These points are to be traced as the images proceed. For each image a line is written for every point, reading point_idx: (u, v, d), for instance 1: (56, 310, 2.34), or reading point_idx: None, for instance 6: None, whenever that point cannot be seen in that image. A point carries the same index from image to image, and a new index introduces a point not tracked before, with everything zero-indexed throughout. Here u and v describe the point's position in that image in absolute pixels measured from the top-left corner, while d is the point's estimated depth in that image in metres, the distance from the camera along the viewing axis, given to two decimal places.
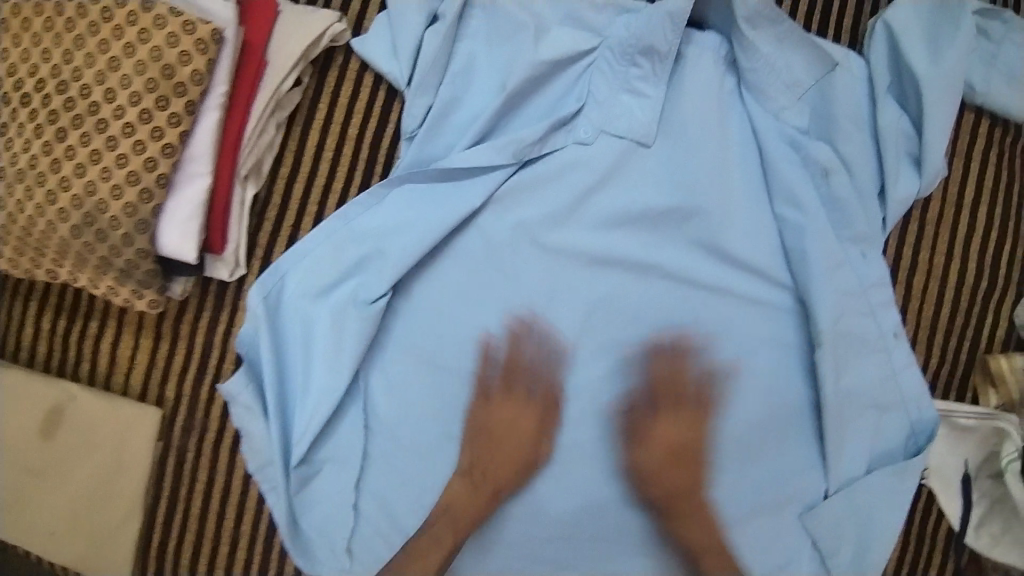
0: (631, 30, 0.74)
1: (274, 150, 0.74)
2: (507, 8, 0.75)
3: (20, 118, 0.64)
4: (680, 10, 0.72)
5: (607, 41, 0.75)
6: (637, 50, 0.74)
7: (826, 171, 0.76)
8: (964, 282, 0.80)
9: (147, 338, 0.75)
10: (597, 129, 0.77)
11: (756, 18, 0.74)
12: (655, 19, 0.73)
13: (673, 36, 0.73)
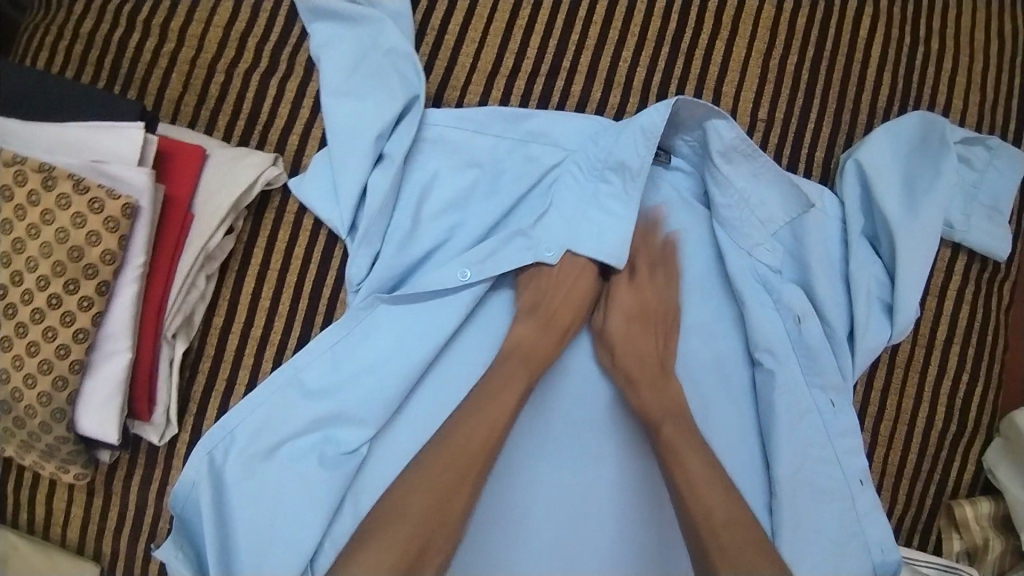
0: (600, 146, 0.69)
1: (207, 300, 0.69)
2: (457, 140, 0.70)
3: None
4: (654, 125, 0.67)
5: (574, 156, 0.70)
6: (608, 165, 0.69)
7: (800, 318, 0.72)
8: (933, 426, 0.78)
9: (81, 492, 0.72)
10: (564, 245, 0.70)
11: (732, 152, 0.71)
12: (631, 138, 0.68)
13: (647, 152, 0.68)
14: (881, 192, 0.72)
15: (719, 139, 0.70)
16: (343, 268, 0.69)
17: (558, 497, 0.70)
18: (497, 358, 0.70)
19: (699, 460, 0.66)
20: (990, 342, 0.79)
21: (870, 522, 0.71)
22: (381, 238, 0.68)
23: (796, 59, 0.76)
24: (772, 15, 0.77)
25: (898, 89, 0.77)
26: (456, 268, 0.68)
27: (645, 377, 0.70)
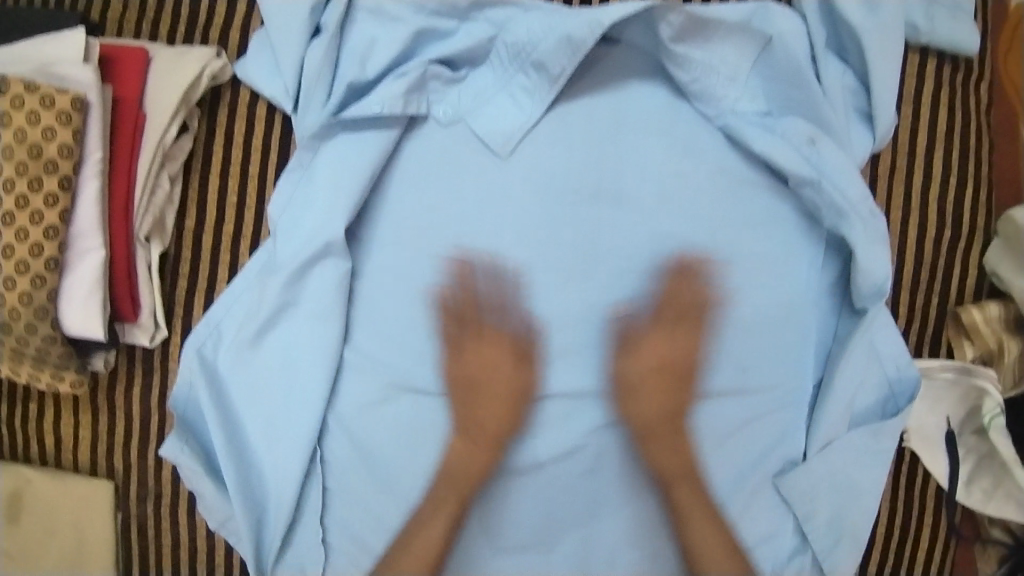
0: (530, 35, 0.68)
1: (175, 203, 0.70)
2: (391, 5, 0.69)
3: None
4: (581, 36, 0.67)
5: (504, 35, 0.69)
6: (529, 61, 0.69)
7: (812, 139, 0.70)
8: (926, 235, 0.76)
9: (86, 414, 0.73)
10: (457, 115, 0.71)
11: (685, 32, 0.69)
12: (553, 41, 0.67)
13: (568, 59, 0.68)
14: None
15: (669, 26, 0.68)
16: (287, 138, 0.71)
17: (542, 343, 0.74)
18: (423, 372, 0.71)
19: (704, 516, 0.77)
20: (974, 144, 0.76)
21: (878, 332, 0.74)
22: (324, 99, 0.68)
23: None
24: None
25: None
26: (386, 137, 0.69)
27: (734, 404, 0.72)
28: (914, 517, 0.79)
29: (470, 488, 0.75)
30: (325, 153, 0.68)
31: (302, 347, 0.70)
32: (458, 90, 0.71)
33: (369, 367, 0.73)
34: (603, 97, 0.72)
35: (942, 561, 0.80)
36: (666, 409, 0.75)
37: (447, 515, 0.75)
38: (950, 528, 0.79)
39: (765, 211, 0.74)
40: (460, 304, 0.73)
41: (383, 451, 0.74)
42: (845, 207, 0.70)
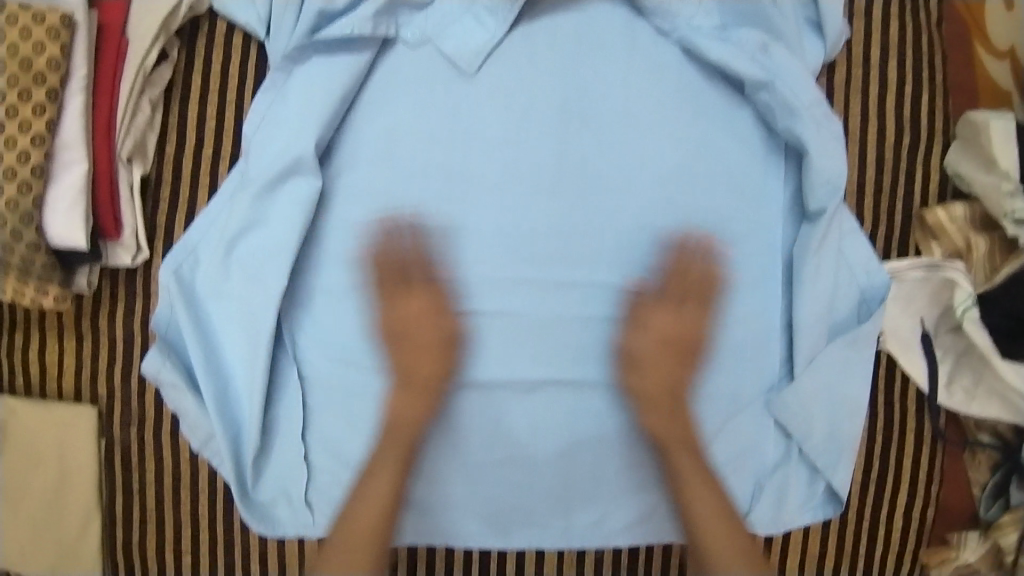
0: None
1: (155, 128, 0.73)
2: None
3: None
4: None
5: None
6: None
7: (765, 45, 0.73)
8: (886, 139, 0.77)
9: (70, 341, 0.75)
10: (425, 36, 0.74)
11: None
12: None
13: None
14: None
15: None
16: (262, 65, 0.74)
17: (512, 256, 0.75)
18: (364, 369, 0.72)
19: (699, 479, 0.73)
20: (929, 52, 0.78)
21: (849, 241, 0.76)
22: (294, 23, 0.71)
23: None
24: None
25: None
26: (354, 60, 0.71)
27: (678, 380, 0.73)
28: (897, 423, 0.78)
29: (378, 509, 0.73)
30: (298, 73, 0.71)
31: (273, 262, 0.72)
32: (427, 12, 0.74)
33: (342, 282, 0.74)
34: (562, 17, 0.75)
35: (933, 464, 0.79)
36: (668, 391, 0.74)
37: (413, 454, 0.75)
38: (935, 435, 0.78)
39: (724, 119, 0.76)
40: (382, 258, 0.74)
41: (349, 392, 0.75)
42: (796, 109, 0.72)
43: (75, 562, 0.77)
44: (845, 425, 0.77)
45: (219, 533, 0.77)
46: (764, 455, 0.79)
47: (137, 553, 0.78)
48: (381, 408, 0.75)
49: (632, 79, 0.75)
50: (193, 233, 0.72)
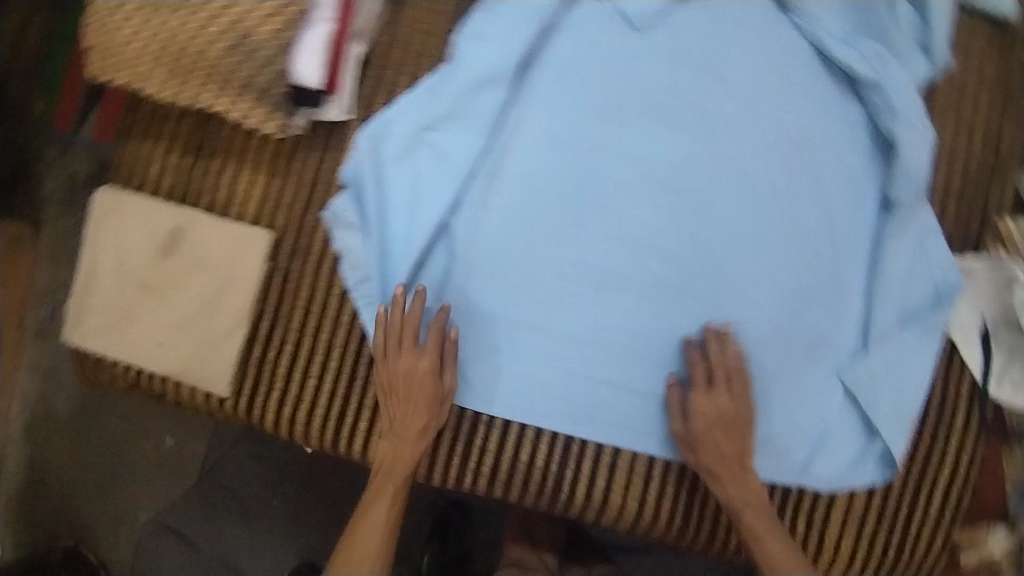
0: None
1: (378, 16, 0.86)
2: None
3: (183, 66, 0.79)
4: None
5: None
6: None
7: (881, 54, 0.83)
8: (973, 159, 0.89)
9: (262, 173, 0.88)
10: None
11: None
12: None
13: None
14: None
15: None
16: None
17: (645, 183, 0.87)
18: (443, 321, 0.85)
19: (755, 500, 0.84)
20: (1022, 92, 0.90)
21: (932, 243, 0.86)
22: None
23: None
24: None
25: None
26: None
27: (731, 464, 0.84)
28: (948, 404, 0.87)
29: (382, 510, 0.86)
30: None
31: (456, 153, 0.86)
32: None
33: (501, 176, 0.86)
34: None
35: (973, 449, 0.87)
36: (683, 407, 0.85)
37: (527, 337, 0.87)
38: (981, 423, 0.87)
39: (839, 108, 0.87)
40: (544, 170, 0.86)
41: (490, 282, 0.87)
42: (899, 111, 0.83)
43: (213, 366, 0.87)
44: (906, 398, 0.85)
45: (347, 367, 0.88)
46: (830, 415, 0.88)
47: (269, 368, 0.88)
48: (509, 294, 0.87)
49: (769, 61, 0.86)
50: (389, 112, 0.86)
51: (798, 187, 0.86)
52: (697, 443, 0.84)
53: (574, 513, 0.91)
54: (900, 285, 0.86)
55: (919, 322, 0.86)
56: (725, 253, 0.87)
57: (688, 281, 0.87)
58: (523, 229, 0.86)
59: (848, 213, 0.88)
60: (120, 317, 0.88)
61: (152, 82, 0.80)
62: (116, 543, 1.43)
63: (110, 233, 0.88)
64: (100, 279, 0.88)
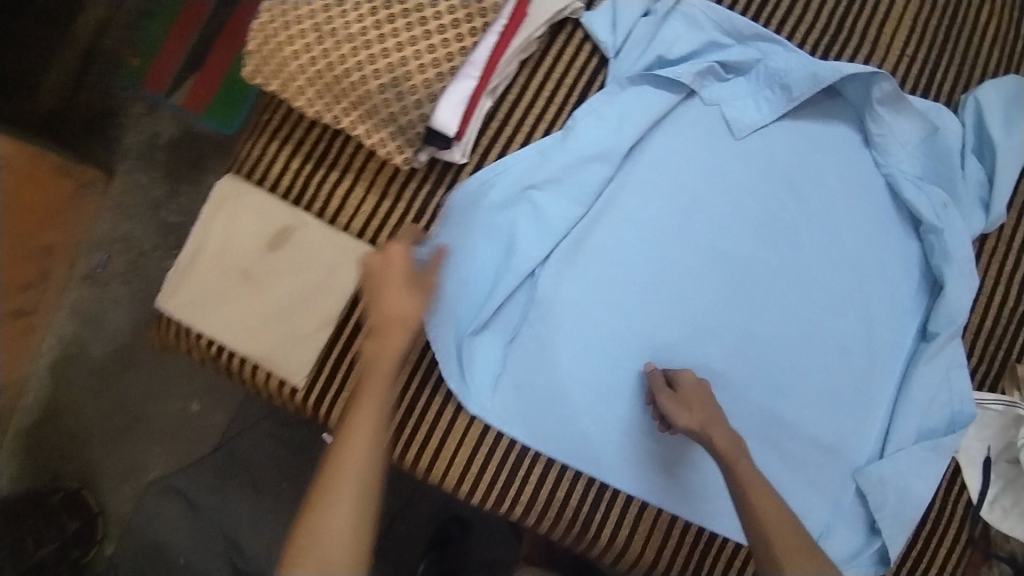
0: (784, 66, 0.98)
1: (509, 79, 0.98)
2: (702, 20, 0.99)
3: (326, 80, 0.87)
4: (825, 76, 0.95)
5: (767, 61, 0.99)
6: (779, 81, 0.98)
7: (945, 203, 0.96)
8: (1004, 306, 1.00)
9: (375, 193, 0.96)
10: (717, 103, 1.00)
11: (888, 99, 0.96)
12: (805, 74, 0.96)
13: (808, 89, 0.96)
14: (991, 118, 0.98)
15: (879, 89, 0.96)
16: (603, 71, 1.01)
17: (713, 270, 0.98)
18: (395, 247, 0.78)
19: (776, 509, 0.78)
20: None
21: (954, 373, 0.96)
22: (634, 57, 0.99)
23: (945, 7, 1.02)
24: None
25: (1011, 52, 1.03)
26: (665, 95, 0.99)
27: (716, 426, 0.83)
28: (944, 519, 0.97)
29: (360, 452, 0.72)
30: (635, 89, 0.98)
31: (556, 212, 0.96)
32: (728, 87, 1.00)
33: (591, 239, 0.97)
34: (812, 123, 1.01)
35: (957, 562, 0.97)
36: (704, 400, 0.85)
37: (585, 387, 0.95)
38: (968, 540, 0.97)
39: (896, 240, 0.99)
40: (632, 242, 0.98)
41: (563, 331, 0.95)
42: (951, 257, 0.95)
43: (293, 359, 0.93)
44: (910, 509, 0.93)
45: (415, 384, 0.94)
46: (839, 507, 0.97)
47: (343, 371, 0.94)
48: (579, 346, 0.96)
49: (840, 184, 1.00)
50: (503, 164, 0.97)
51: (842, 302, 0.98)
52: (702, 426, 0.82)
53: (593, 553, 0.96)
54: (921, 405, 0.96)
55: (931, 442, 0.95)
56: (773, 345, 0.98)
57: (737, 363, 0.97)
58: (603, 291, 0.96)
59: (885, 331, 0.98)
60: (215, 296, 0.94)
61: (303, 96, 0.89)
62: (119, 493, 1.46)
63: (224, 218, 0.95)
64: (205, 258, 0.94)
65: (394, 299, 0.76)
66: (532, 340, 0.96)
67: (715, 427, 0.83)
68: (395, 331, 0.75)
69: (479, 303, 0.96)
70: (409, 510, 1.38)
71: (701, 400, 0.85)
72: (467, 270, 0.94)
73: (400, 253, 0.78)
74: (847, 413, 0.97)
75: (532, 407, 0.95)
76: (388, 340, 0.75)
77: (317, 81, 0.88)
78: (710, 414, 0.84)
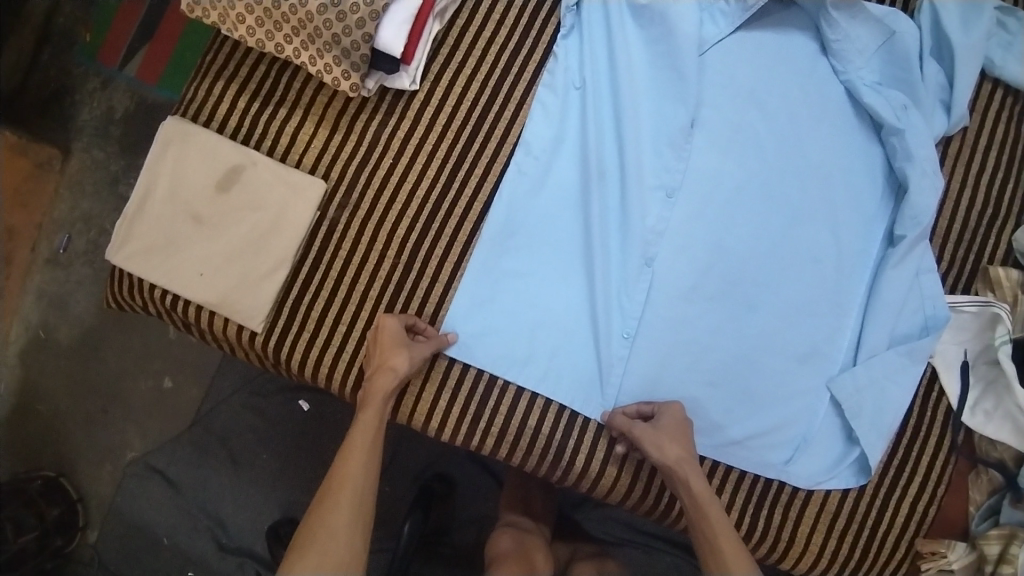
0: None
1: (457, 3, 0.95)
2: None
3: (264, 4, 0.84)
4: None
5: None
6: None
7: (905, 106, 0.95)
8: (973, 208, 0.99)
9: (325, 127, 0.93)
10: (669, 21, 0.94)
11: (843, 2, 0.94)
12: None
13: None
14: (947, 18, 0.97)
15: None
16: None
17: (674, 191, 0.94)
18: (399, 322, 0.88)
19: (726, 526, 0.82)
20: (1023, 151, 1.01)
21: (926, 278, 0.95)
22: None
23: None
24: None
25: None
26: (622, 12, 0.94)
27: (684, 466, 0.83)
28: (924, 426, 0.95)
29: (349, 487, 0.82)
30: (587, 5, 0.95)
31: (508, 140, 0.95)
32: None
33: (552, 164, 0.94)
34: (770, 33, 0.99)
35: (942, 469, 0.95)
36: (672, 431, 0.85)
37: (549, 315, 0.93)
38: (951, 447, 0.95)
39: (860, 148, 0.98)
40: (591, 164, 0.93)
41: (525, 261, 0.93)
42: (913, 157, 0.93)
43: (248, 302, 0.91)
44: (887, 416, 0.92)
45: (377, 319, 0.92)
46: (815, 417, 0.95)
47: (303, 310, 0.92)
48: (545, 276, 0.93)
49: (801, 96, 0.98)
50: (453, 90, 0.95)
51: (808, 213, 0.96)
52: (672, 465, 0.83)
53: (570, 483, 0.94)
54: (892, 312, 0.94)
55: (906, 347, 0.94)
56: (743, 260, 0.95)
57: (705, 280, 0.95)
58: (563, 220, 0.94)
59: (852, 240, 0.96)
60: (164, 242, 0.92)
61: (242, 25, 0.86)
62: (97, 475, 1.42)
63: (170, 161, 0.92)
64: (152, 204, 0.92)
65: (379, 374, 0.85)
66: (496, 272, 0.93)
67: (416, 351, 0.87)
68: (382, 386, 0.84)
69: (439, 236, 0.93)
70: (391, 469, 1.38)
71: (674, 438, 0.84)
72: (426, 200, 0.93)
73: (386, 327, 0.87)
74: (820, 326, 0.95)
75: (497, 340, 0.92)
76: (378, 398, 0.85)
77: (255, 6, 0.84)
78: (419, 344, 0.87)
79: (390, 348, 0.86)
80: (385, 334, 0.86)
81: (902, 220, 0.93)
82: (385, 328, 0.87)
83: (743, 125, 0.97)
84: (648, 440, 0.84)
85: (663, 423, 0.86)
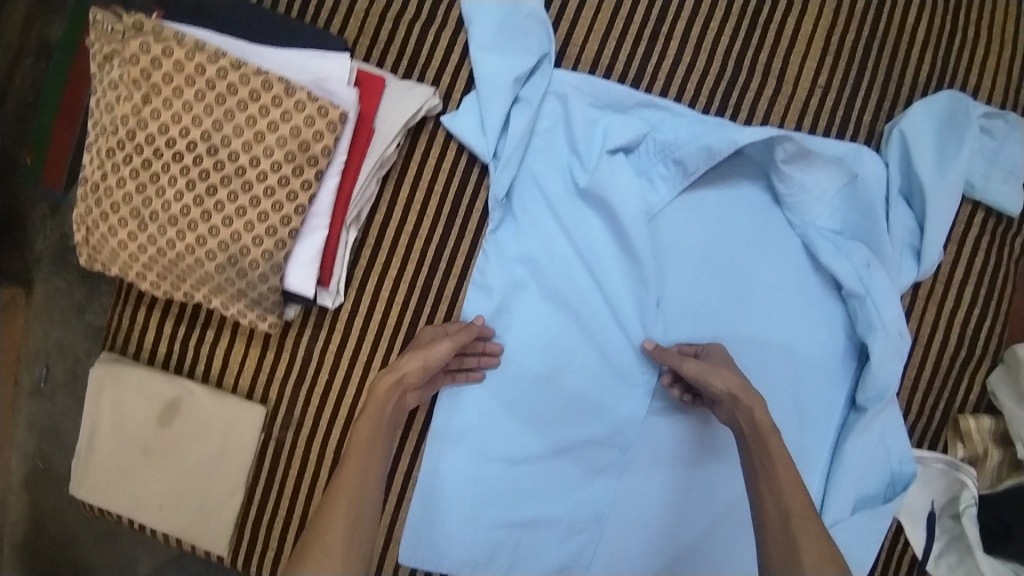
0: (676, 137, 0.86)
1: (371, 201, 0.89)
2: (579, 105, 0.87)
3: (162, 263, 0.79)
4: (721, 148, 0.83)
5: (655, 133, 0.87)
6: (671, 156, 0.86)
7: (868, 263, 0.87)
8: (946, 353, 0.93)
9: (256, 347, 0.91)
10: (609, 195, 0.86)
11: (794, 157, 0.85)
12: (696, 146, 0.84)
13: (704, 164, 0.85)
14: (918, 156, 0.88)
15: (783, 150, 0.84)
16: (484, 178, 0.89)
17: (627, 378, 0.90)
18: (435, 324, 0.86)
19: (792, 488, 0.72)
20: (1002, 280, 0.94)
21: (891, 434, 0.91)
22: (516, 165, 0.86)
23: (853, 37, 0.92)
24: (828, 17, 0.91)
25: (932, 62, 0.92)
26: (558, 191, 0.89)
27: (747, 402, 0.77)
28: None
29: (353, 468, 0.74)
30: (521, 187, 0.89)
31: None
32: (619, 168, 0.87)
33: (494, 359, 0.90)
34: (716, 188, 0.90)
35: None
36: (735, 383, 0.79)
37: (510, 513, 0.92)
38: None
39: (822, 305, 0.91)
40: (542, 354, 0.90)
41: (482, 463, 0.91)
42: (877, 325, 0.87)
43: (208, 529, 0.91)
44: None
45: None
46: None
47: (264, 526, 0.93)
48: (498, 474, 0.91)
49: (754, 255, 0.90)
50: (381, 296, 0.89)
51: (773, 380, 0.90)
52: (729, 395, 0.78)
53: None
54: (857, 476, 0.91)
55: (871, 508, 0.92)
56: (703, 438, 0.91)
57: (663, 461, 0.92)
58: (512, 416, 0.91)
59: (815, 404, 0.92)
60: (119, 476, 0.93)
61: (146, 280, 0.82)
62: None
63: (108, 400, 0.92)
64: (100, 441, 0.93)
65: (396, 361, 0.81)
66: (451, 476, 0.91)
67: (434, 348, 0.81)
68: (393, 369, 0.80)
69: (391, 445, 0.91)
70: None
71: (731, 369, 0.80)
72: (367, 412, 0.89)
73: (425, 330, 0.86)
74: None
75: (453, 541, 0.92)
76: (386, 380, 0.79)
77: (153, 264, 0.80)
78: (439, 341, 0.82)
79: (416, 342, 0.83)
80: (420, 334, 0.85)
81: (865, 388, 0.89)
82: (422, 331, 0.85)
83: (693, 293, 0.90)
84: (706, 372, 0.80)
85: (712, 384, 0.79)
